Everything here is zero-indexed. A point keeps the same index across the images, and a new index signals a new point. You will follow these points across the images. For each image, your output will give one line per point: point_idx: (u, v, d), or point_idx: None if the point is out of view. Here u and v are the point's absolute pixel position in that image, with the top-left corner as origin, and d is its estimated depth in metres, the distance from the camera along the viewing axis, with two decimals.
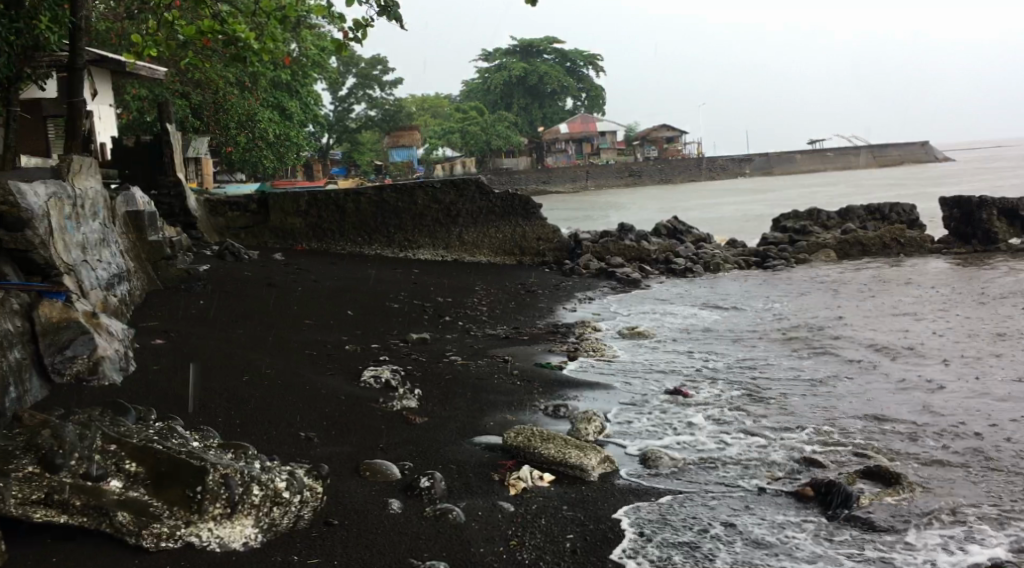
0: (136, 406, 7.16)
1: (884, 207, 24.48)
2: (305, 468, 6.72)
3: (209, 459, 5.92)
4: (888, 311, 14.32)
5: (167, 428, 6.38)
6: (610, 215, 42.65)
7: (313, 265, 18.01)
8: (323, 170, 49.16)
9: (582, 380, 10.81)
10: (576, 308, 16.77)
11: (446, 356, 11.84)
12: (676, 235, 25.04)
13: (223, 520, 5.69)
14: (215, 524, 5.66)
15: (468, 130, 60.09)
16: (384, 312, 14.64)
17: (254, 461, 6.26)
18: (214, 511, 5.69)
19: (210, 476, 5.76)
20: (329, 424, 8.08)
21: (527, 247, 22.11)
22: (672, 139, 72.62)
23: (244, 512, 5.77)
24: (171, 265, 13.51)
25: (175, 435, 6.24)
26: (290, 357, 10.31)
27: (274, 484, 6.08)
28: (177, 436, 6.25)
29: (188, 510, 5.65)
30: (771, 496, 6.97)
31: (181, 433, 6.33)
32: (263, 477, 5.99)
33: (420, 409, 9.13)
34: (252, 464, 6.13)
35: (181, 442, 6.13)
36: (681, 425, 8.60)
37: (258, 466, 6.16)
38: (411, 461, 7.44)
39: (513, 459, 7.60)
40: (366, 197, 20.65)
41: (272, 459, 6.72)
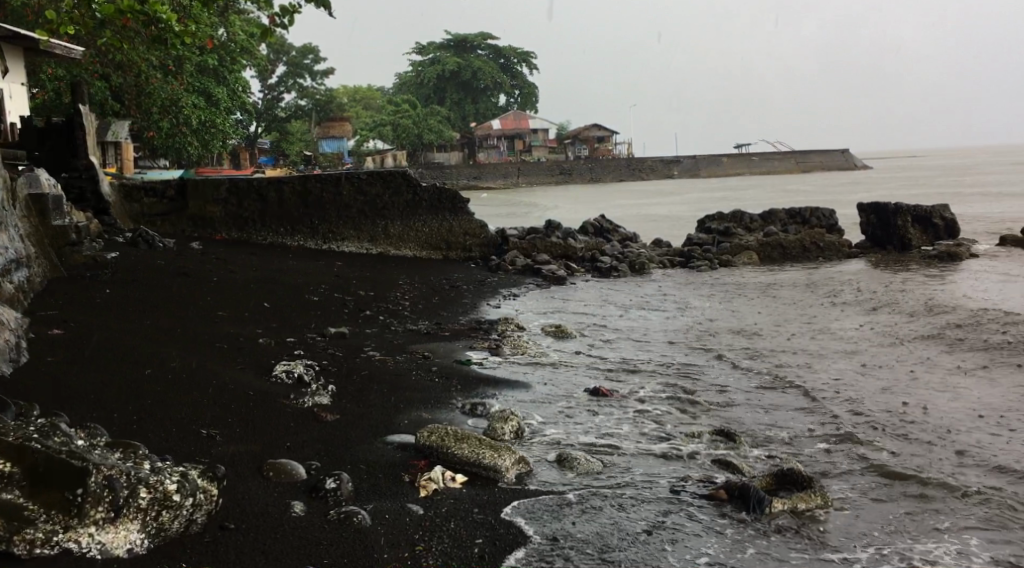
0: (20, 402, 6.71)
1: (806, 212, 24.88)
2: (199, 469, 6.27)
3: (93, 458, 5.54)
4: (808, 315, 14.47)
5: (50, 424, 5.93)
6: (540, 212, 42.66)
7: (231, 255, 17.43)
8: (249, 158, 47.93)
9: (502, 378, 10.61)
10: (500, 304, 16.57)
11: (364, 352, 11.52)
12: (603, 234, 25.05)
13: (106, 525, 5.36)
14: (97, 529, 5.34)
15: (400, 123, 59.36)
16: (302, 305, 14.20)
17: (143, 462, 5.88)
18: (96, 515, 5.35)
19: (92, 478, 5.38)
20: (233, 421, 7.71)
21: (453, 242, 21.97)
22: (603, 139, 73.02)
23: (129, 516, 5.45)
24: (75, 251, 12.86)
25: (57, 432, 5.83)
26: (197, 351, 9.87)
27: (164, 486, 5.67)
28: (59, 433, 5.84)
29: (68, 514, 5.29)
30: (685, 498, 6.86)
31: (64, 430, 5.89)
32: (152, 479, 5.62)
33: (332, 405, 8.80)
34: (141, 466, 5.78)
35: (63, 439, 5.72)
36: (599, 426, 8.46)
37: (147, 468, 5.80)
38: (319, 461, 7.15)
39: (426, 459, 7.35)
40: (289, 187, 20.06)
41: (165, 459, 6.33)
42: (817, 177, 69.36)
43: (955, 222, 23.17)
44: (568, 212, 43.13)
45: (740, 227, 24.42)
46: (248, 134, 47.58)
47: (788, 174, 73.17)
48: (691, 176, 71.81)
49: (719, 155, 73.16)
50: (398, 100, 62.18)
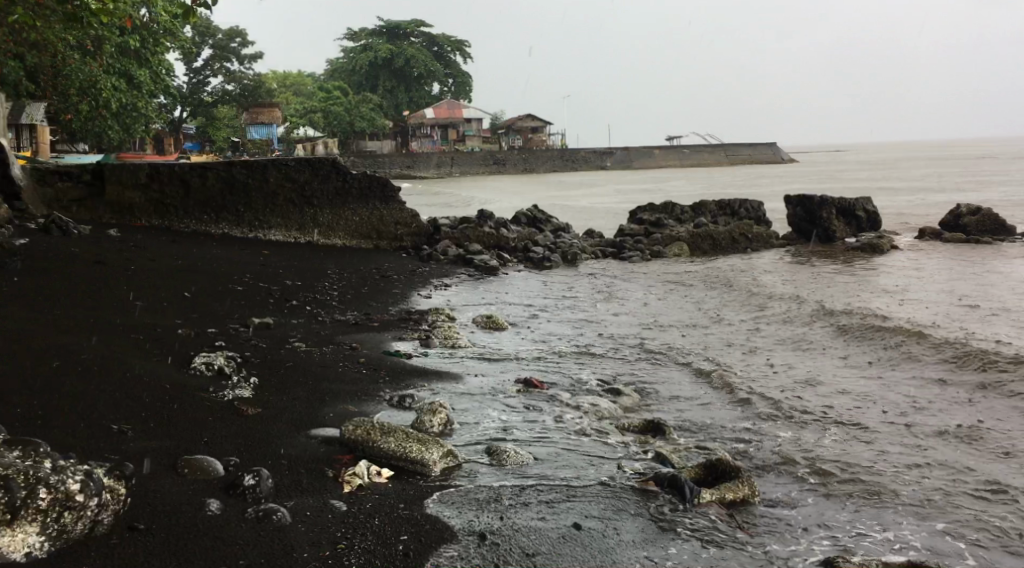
0: None
1: (735, 204, 25.17)
2: (106, 468, 6.03)
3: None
4: (737, 306, 14.58)
5: None
6: (473, 202, 42.39)
7: (151, 243, 16.84)
8: (174, 144, 46.62)
9: (431, 369, 10.40)
10: (431, 295, 16.34)
11: (289, 343, 11.20)
12: (536, 224, 24.97)
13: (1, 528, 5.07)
14: None
15: (331, 109, 58.47)
16: (225, 295, 13.75)
17: (44, 461, 5.55)
18: None
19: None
20: (147, 416, 7.37)
21: (384, 231, 21.64)
22: (537, 129, 73.02)
23: (27, 518, 5.16)
24: None
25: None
26: (111, 342, 9.44)
27: (65, 485, 5.35)
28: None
29: None
30: (614, 491, 6.76)
31: None
32: (51, 478, 5.30)
33: (254, 399, 8.49)
34: (41, 464, 5.45)
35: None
36: (529, 418, 8.33)
37: (47, 466, 5.46)
38: (238, 457, 6.87)
39: (351, 454, 7.12)
40: (213, 173, 19.46)
41: (69, 458, 6.00)
42: (745, 170, 70.48)
43: (876, 215, 23.69)
44: (501, 202, 42.97)
45: (670, 219, 24.57)
46: (173, 118, 46.16)
47: (717, 166, 74.20)
48: (623, 168, 72.30)
49: (650, 147, 73.80)
50: (329, 86, 61.14)
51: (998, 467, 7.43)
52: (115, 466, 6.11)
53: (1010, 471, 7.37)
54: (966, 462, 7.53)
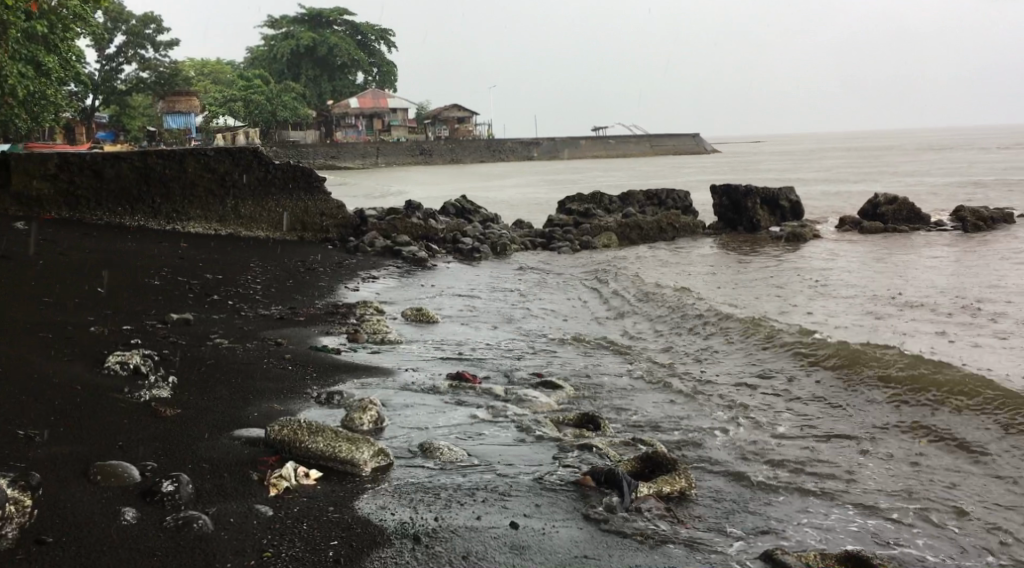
0: None
1: (661, 194, 25.32)
2: (9, 478, 5.64)
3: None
4: (667, 296, 14.61)
5: None
6: (400, 193, 41.94)
7: (62, 236, 16.11)
8: (86, 134, 44.94)
9: (360, 365, 10.12)
10: (358, 287, 15.98)
11: (211, 339, 10.78)
12: (464, 215, 24.74)
13: None
14: None
15: (252, 99, 57.17)
16: (142, 290, 13.20)
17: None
18: None
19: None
20: (57, 421, 6.96)
21: (309, 223, 21.27)
22: (463, 119, 72.55)
23: None
24: None
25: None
26: (16, 341, 8.93)
27: None
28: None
29: None
30: (551, 488, 6.61)
31: None
32: None
33: (173, 399, 8.10)
34: None
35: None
36: (462, 413, 8.14)
37: None
38: (155, 462, 6.52)
39: (277, 455, 6.82)
40: (127, 164, 18.75)
41: None
42: (669, 160, 71.34)
43: (799, 204, 24.09)
44: (428, 193, 42.59)
45: (598, 209, 24.60)
46: (84, 106, 44.46)
47: (642, 157, 74.92)
48: (549, 158, 72.43)
49: (576, 138, 74.08)
50: (249, 75, 59.72)
51: (930, 452, 7.50)
52: (19, 476, 5.73)
53: (941, 455, 7.44)
54: (898, 448, 7.59)
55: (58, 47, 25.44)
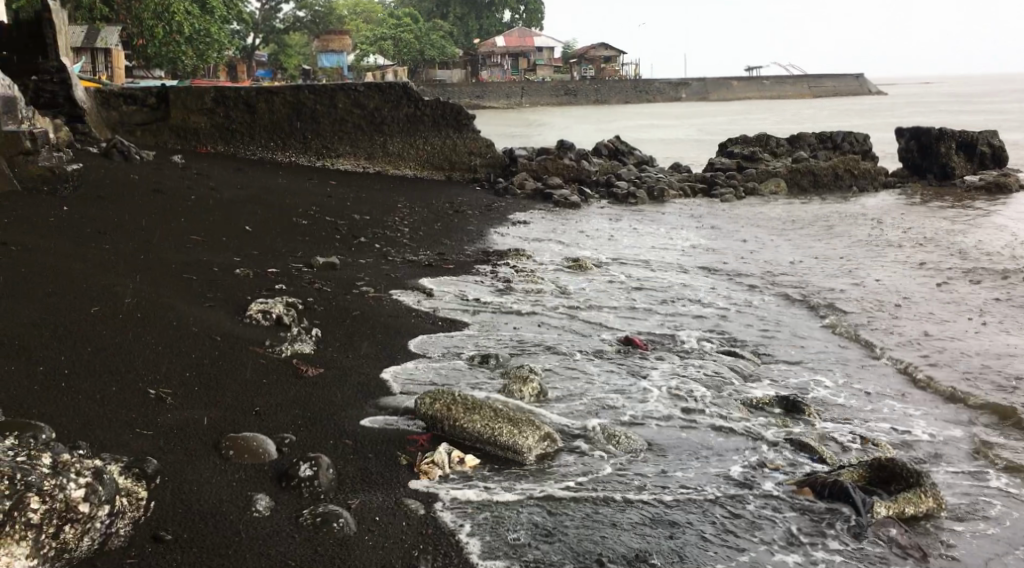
0: None
1: (838, 136, 23.06)
2: (121, 463, 4.72)
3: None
4: (856, 254, 12.91)
5: None
6: (545, 134, 40.60)
7: (215, 170, 16.22)
8: (246, 72, 45.99)
9: (512, 319, 9.02)
10: (508, 232, 15.03)
11: (357, 287, 10.07)
12: (618, 157, 23.19)
13: None
14: None
15: (402, 37, 57.04)
16: (289, 230, 12.87)
17: (42, 456, 4.28)
18: None
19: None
20: (190, 380, 6.41)
21: (457, 161, 20.41)
22: (611, 59, 69.88)
23: (13, 536, 3.92)
24: None
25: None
26: (161, 286, 8.69)
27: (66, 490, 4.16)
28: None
29: None
30: (759, 494, 5.28)
31: None
32: (49, 482, 4.11)
33: (313, 355, 7.41)
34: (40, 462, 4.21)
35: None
36: (635, 386, 6.89)
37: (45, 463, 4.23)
38: (295, 434, 5.74)
39: (429, 433, 5.89)
40: (280, 97, 18.50)
41: (79, 449, 4.80)
42: (829, 103, 66.88)
43: (1001, 150, 21.35)
44: (574, 134, 40.98)
45: (765, 152, 22.68)
46: (244, 44, 45.47)
47: (799, 98, 70.51)
48: (699, 100, 69.22)
49: (728, 78, 70.38)
50: (399, 11, 59.23)
51: None
52: (133, 460, 4.81)
53: None
54: None
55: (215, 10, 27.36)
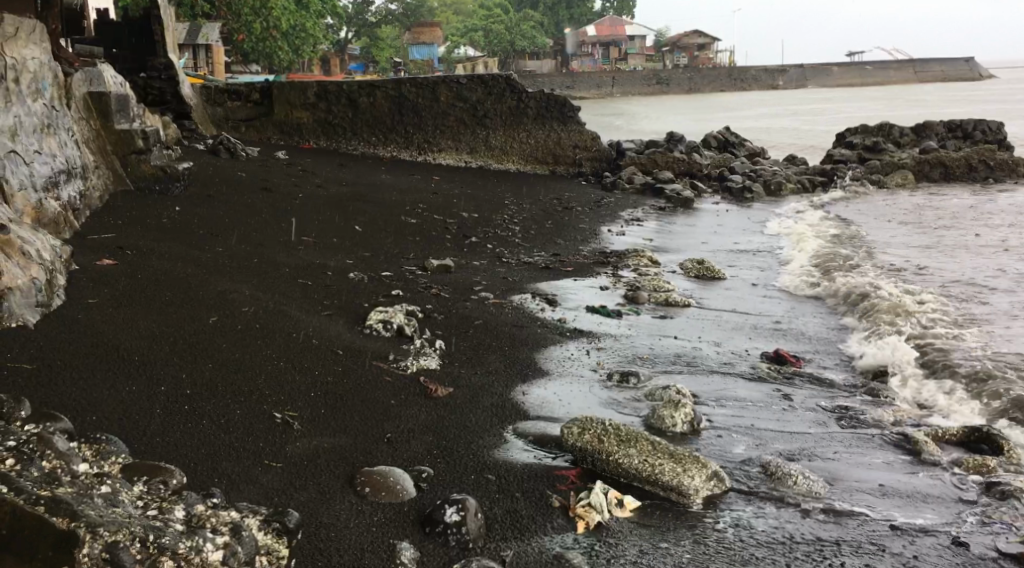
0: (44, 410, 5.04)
1: (968, 125, 21.62)
2: (258, 516, 4.36)
3: (97, 505, 3.98)
4: (1010, 258, 11.84)
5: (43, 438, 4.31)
6: (640, 124, 39.57)
7: (319, 166, 15.99)
8: (339, 66, 46.09)
9: (645, 333, 8.35)
10: (622, 230, 14.34)
11: (475, 292, 9.54)
12: (728, 149, 22.03)
13: None
14: None
15: (492, 28, 56.44)
16: (399, 229, 12.47)
17: (174, 509, 4.22)
18: None
19: (79, 554, 3.69)
20: (316, 401, 5.95)
21: (561, 155, 19.58)
22: (704, 47, 68.15)
23: None
24: (92, 192, 10.09)
25: (46, 453, 4.24)
26: (277, 293, 8.33)
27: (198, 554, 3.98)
28: (47, 455, 4.23)
29: None
30: (977, 559, 4.55)
31: (61, 451, 4.29)
32: (181, 545, 3.97)
33: (440, 371, 6.88)
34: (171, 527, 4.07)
35: (49, 474, 4.10)
36: (801, 418, 6.15)
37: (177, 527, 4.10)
38: (433, 466, 5.24)
39: (577, 467, 5.25)
40: (382, 92, 18.20)
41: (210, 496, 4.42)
42: (938, 88, 63.84)
43: None
44: (672, 125, 39.73)
45: (888, 142, 21.40)
46: (338, 38, 45.56)
47: (905, 83, 67.56)
48: (797, 88, 66.96)
49: (829, 64, 67.89)
50: (489, 3, 58.67)
51: None
52: (268, 512, 4.40)
53: None
54: None
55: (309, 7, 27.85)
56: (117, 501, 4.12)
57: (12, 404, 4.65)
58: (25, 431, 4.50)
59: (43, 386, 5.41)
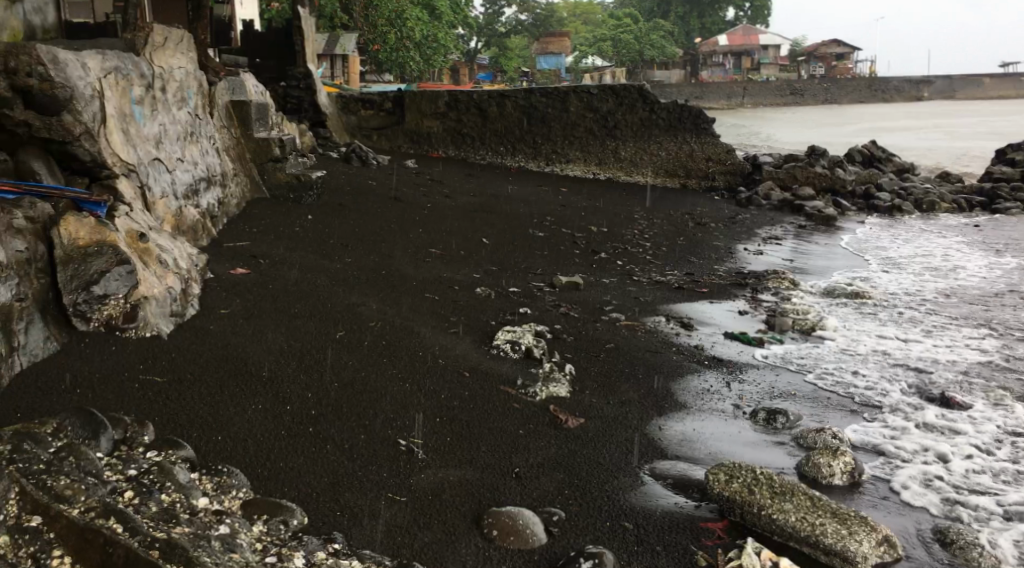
0: (170, 433, 4.94)
1: None
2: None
3: (213, 549, 3.89)
4: None
5: (160, 468, 4.35)
6: (773, 136, 38.10)
7: (447, 176, 15.91)
8: (467, 75, 46.28)
9: (790, 364, 7.74)
10: (759, 249, 13.63)
11: (606, 312, 9.12)
12: (872, 165, 20.82)
13: None
14: None
15: (621, 38, 54.60)
16: (526, 242, 12.17)
17: (294, 555, 4.11)
18: None
19: None
20: (442, 428, 5.65)
21: (693, 168, 18.38)
22: (843, 56, 65.54)
23: None
24: (230, 200, 10.21)
25: (166, 484, 4.25)
26: (404, 307, 8.13)
27: None
28: (166, 487, 4.24)
29: None
30: None
31: (178, 483, 4.27)
32: None
33: (571, 400, 6.47)
34: None
35: (167, 511, 4.08)
36: (976, 474, 5.52)
37: None
38: (565, 508, 4.85)
39: (724, 519, 4.78)
40: (512, 102, 18.13)
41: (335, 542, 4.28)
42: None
43: None
44: (807, 137, 38.03)
45: None
46: (467, 48, 45.77)
47: None
48: (942, 100, 63.49)
49: (979, 76, 64.13)
50: (620, 13, 57.96)
51: None
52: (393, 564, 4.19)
53: None
54: None
55: (443, 17, 28.15)
56: (236, 544, 4.03)
57: (137, 428, 4.64)
58: (147, 458, 4.51)
59: (171, 401, 5.31)
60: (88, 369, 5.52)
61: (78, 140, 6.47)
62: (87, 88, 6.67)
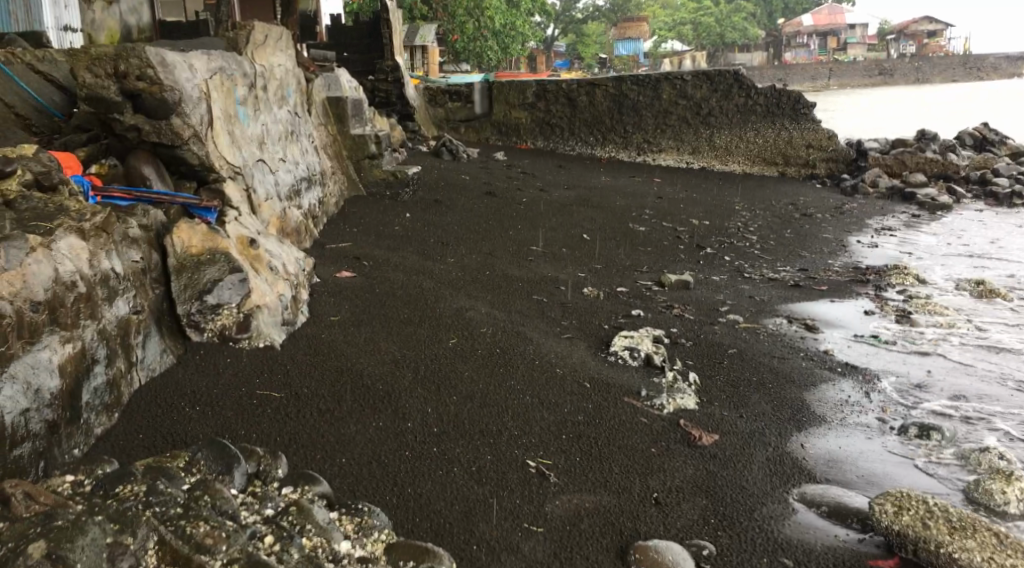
0: (294, 458, 4.73)
1: None
2: None
3: None
4: None
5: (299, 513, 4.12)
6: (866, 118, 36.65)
7: (539, 168, 15.56)
8: (544, 62, 45.55)
9: (930, 371, 7.19)
10: (874, 242, 12.91)
11: (721, 313, 8.66)
12: (986, 149, 19.70)
13: None
14: None
15: (702, 21, 52.93)
16: (628, 237, 11.74)
17: None
18: None
19: None
20: (570, 446, 5.30)
21: (793, 155, 17.51)
22: (936, 34, 62.92)
23: None
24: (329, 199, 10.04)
25: (306, 527, 4.06)
26: (514, 311, 7.81)
27: None
28: (308, 530, 4.04)
29: None
30: None
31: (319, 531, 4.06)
32: None
33: (701, 413, 6.04)
34: None
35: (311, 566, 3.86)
36: None
37: None
38: (713, 542, 4.49)
39: (894, 556, 4.46)
40: (602, 91, 17.62)
41: None
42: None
43: None
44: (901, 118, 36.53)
45: None
46: (545, 35, 45.02)
47: None
48: None
49: None
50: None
51: None
52: None
53: None
54: None
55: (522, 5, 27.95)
56: None
57: (270, 461, 4.45)
58: (283, 494, 4.30)
59: (290, 420, 5.09)
60: (207, 384, 5.34)
61: (187, 143, 6.28)
62: (194, 90, 6.51)
